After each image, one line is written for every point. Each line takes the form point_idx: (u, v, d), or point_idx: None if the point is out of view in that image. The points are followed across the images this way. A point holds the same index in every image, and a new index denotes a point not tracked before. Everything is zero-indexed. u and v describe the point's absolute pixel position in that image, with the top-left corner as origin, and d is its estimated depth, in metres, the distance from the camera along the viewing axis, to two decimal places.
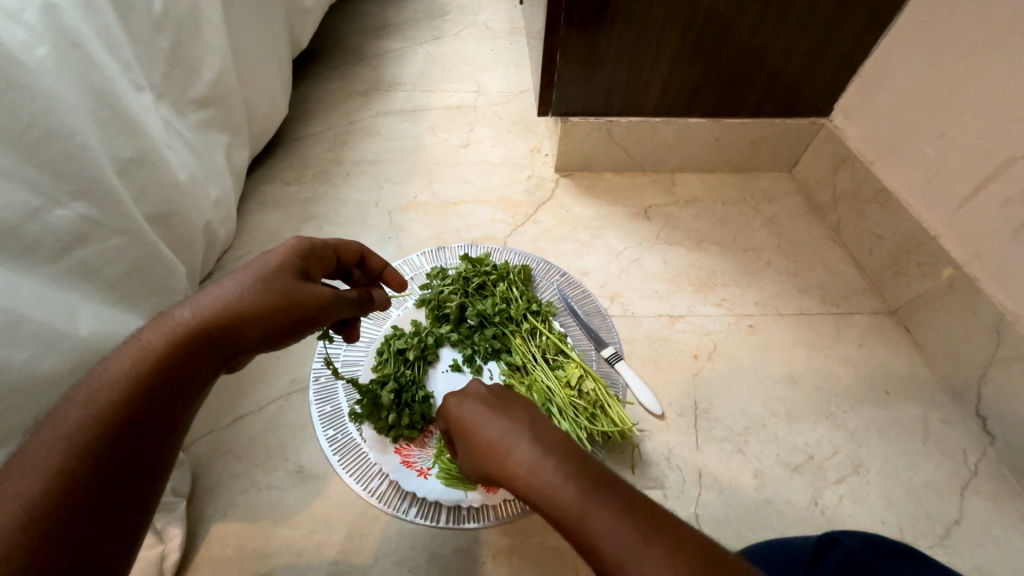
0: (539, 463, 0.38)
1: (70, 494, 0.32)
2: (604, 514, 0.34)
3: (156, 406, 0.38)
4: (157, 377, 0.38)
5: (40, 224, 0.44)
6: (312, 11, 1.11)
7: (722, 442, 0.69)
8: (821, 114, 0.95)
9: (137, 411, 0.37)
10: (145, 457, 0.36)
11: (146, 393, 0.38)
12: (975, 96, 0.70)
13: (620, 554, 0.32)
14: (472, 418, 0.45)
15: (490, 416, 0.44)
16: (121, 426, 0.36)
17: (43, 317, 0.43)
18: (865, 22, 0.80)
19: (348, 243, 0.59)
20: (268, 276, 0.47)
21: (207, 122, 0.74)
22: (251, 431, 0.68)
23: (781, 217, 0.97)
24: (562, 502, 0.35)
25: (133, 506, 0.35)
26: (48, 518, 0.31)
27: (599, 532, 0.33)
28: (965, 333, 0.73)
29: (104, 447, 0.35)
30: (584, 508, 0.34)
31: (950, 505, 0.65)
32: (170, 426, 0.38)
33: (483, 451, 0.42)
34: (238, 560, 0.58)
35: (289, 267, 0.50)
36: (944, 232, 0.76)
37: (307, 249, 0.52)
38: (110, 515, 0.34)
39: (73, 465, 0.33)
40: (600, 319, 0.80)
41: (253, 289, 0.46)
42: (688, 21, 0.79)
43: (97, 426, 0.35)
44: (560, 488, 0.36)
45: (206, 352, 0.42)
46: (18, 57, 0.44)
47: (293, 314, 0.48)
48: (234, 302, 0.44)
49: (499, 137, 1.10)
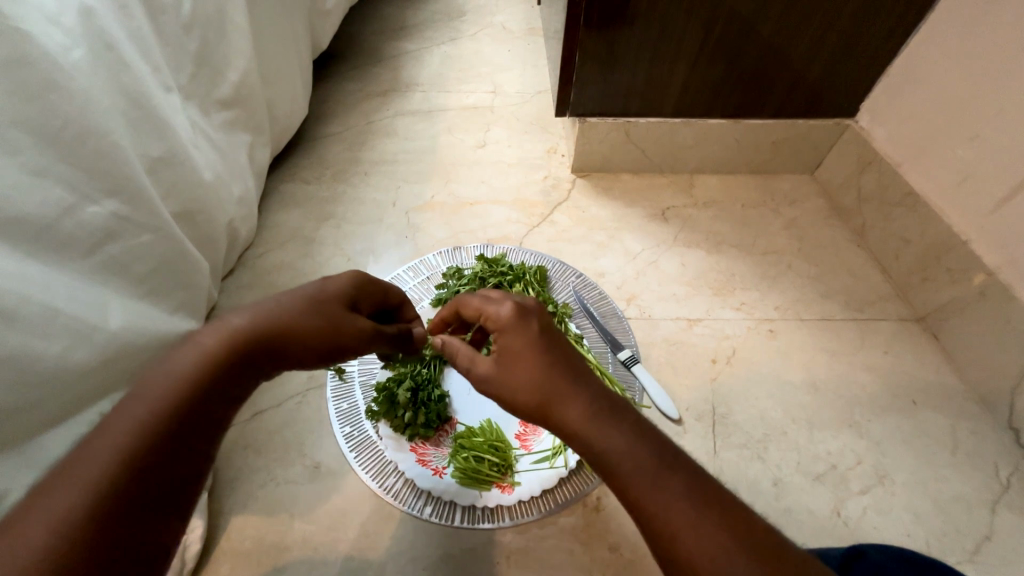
0: (603, 425, 0.39)
1: (127, 486, 0.34)
2: (673, 487, 0.36)
3: (208, 408, 0.39)
4: (209, 381, 0.40)
5: (74, 220, 0.45)
6: (333, 13, 1.12)
7: (741, 447, 0.68)
8: (846, 115, 0.93)
9: (189, 412, 0.38)
10: (193, 457, 0.38)
11: (199, 395, 0.39)
12: (1008, 98, 0.68)
13: (687, 520, 0.34)
14: (529, 344, 0.43)
15: (553, 347, 0.43)
16: (177, 427, 0.37)
17: (75, 311, 0.44)
18: (893, 21, 0.78)
19: (394, 287, 0.60)
20: (320, 297, 0.48)
21: (231, 121, 0.75)
22: (271, 426, 0.68)
23: (803, 220, 0.95)
24: (632, 460, 0.37)
25: (179, 504, 0.36)
26: (103, 514, 0.33)
27: (665, 497, 0.35)
28: (996, 342, 0.71)
29: (162, 445, 0.36)
30: (656, 472, 0.37)
31: (979, 519, 0.63)
32: (217, 428, 0.40)
33: (536, 382, 0.41)
34: (256, 554, 0.59)
35: (341, 296, 0.50)
36: (976, 237, 0.74)
37: (360, 285, 0.53)
38: (159, 512, 0.35)
39: (131, 462, 0.35)
40: (616, 320, 0.79)
41: (304, 309, 0.46)
42: (711, 20, 0.78)
43: (154, 425, 0.36)
44: (630, 448, 0.38)
45: (254, 360, 0.43)
46: (55, 58, 0.45)
47: (331, 341, 0.47)
48: (285, 317, 0.45)
49: (515, 137, 1.10)
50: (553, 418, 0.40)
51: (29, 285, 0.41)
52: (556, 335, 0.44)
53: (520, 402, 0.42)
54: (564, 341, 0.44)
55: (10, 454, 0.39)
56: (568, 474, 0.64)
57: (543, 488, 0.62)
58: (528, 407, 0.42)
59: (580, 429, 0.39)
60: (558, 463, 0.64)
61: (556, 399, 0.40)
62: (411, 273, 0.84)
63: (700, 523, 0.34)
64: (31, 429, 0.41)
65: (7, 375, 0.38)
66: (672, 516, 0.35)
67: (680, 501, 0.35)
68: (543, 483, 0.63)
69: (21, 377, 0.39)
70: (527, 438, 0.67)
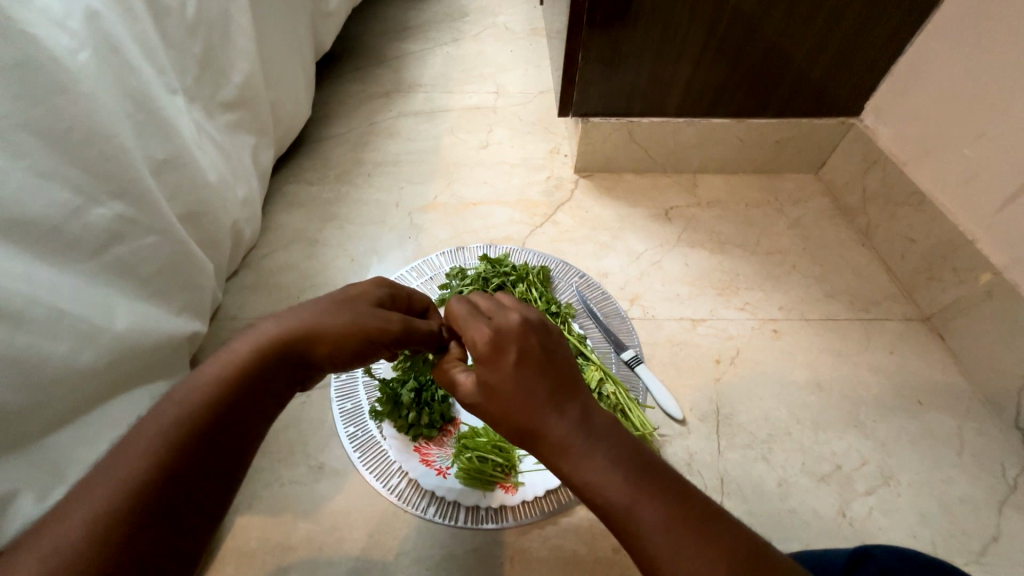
0: (584, 450, 0.36)
1: (158, 486, 0.35)
2: (657, 515, 0.34)
3: (238, 412, 0.40)
4: (239, 384, 0.40)
5: (81, 222, 0.46)
6: (337, 14, 1.12)
7: (745, 448, 0.68)
8: (849, 114, 0.93)
9: (220, 415, 0.39)
10: (224, 461, 0.38)
11: (228, 399, 0.40)
12: (1015, 96, 0.67)
13: (668, 548, 0.33)
14: (505, 363, 0.39)
15: (532, 363, 0.39)
16: (206, 429, 0.38)
17: (82, 313, 0.44)
18: (899, 18, 0.78)
19: (420, 291, 0.58)
20: (345, 301, 0.48)
21: (235, 123, 0.76)
22: (274, 426, 0.68)
23: (807, 220, 0.95)
24: (613, 488, 0.35)
25: (209, 507, 0.37)
26: (136, 512, 0.33)
27: (648, 524, 0.34)
28: (1003, 341, 0.70)
29: (194, 447, 0.37)
30: (634, 500, 0.35)
31: (986, 520, 0.63)
32: (247, 433, 0.40)
33: (513, 404, 0.38)
34: (261, 553, 0.59)
35: (366, 299, 0.49)
36: (982, 236, 0.73)
37: (385, 290, 0.53)
38: (191, 515, 0.36)
39: (163, 462, 0.35)
40: (620, 321, 0.79)
41: (330, 311, 0.46)
42: (714, 19, 0.78)
43: (185, 426, 0.37)
44: (608, 475, 0.35)
45: (278, 365, 0.43)
46: (62, 61, 0.45)
47: (360, 340, 0.46)
48: (311, 320, 0.45)
49: (518, 138, 1.10)
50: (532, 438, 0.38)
51: (36, 287, 0.41)
52: (534, 346, 0.40)
53: (499, 421, 0.39)
54: (544, 352, 0.40)
55: (19, 453, 0.40)
56: None
57: (546, 489, 0.63)
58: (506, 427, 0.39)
59: (558, 456, 0.37)
60: None
61: (534, 422, 0.37)
62: (415, 274, 0.84)
63: (683, 553, 0.33)
64: (39, 430, 0.41)
65: (16, 375, 0.39)
66: (655, 544, 0.34)
67: (662, 528, 0.34)
68: (546, 484, 0.63)
69: (30, 376, 0.40)
70: None
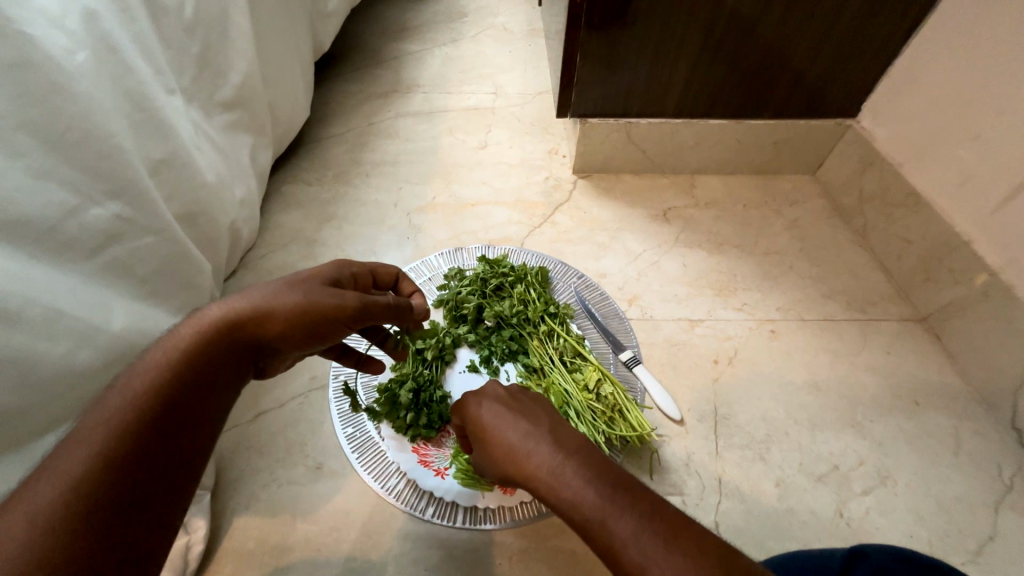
0: (556, 469, 0.38)
1: (111, 475, 0.34)
2: (624, 518, 0.35)
3: (187, 397, 0.39)
4: (186, 371, 0.40)
5: (77, 222, 0.46)
6: (336, 14, 1.12)
7: (743, 448, 0.68)
8: (846, 116, 0.93)
9: (169, 404, 0.38)
10: (180, 447, 0.38)
11: (174, 385, 0.39)
12: (1010, 99, 0.68)
13: (643, 560, 0.33)
14: (488, 417, 0.45)
15: (511, 415, 0.44)
16: (155, 417, 0.37)
17: (78, 314, 0.44)
18: (895, 21, 0.78)
19: (382, 265, 0.60)
20: (299, 280, 0.48)
21: (233, 123, 0.75)
22: (273, 427, 0.68)
23: (805, 221, 0.95)
24: (584, 500, 0.36)
25: (170, 492, 0.37)
26: (88, 509, 0.33)
27: (618, 529, 0.34)
28: (999, 342, 0.71)
29: (142, 440, 0.36)
30: (606, 513, 0.35)
31: (982, 520, 0.63)
32: (201, 417, 0.40)
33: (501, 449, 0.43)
34: (259, 554, 0.59)
35: (321, 277, 0.50)
36: (978, 238, 0.73)
37: (344, 270, 0.54)
38: (148, 505, 0.35)
39: (110, 456, 0.35)
40: (618, 321, 0.79)
41: (283, 291, 0.46)
42: (711, 21, 0.78)
43: (130, 418, 0.36)
44: (584, 490, 0.37)
45: (230, 349, 0.43)
46: (58, 61, 0.45)
47: (316, 317, 0.47)
48: (262, 302, 0.45)
49: (517, 138, 1.10)
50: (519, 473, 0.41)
51: (33, 287, 0.41)
52: (513, 402, 0.46)
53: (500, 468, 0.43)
54: (521, 404, 0.46)
55: (14, 455, 0.40)
56: None
57: None
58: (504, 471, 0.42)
59: (537, 481, 0.39)
60: None
61: (517, 455, 0.41)
62: (413, 274, 0.84)
63: (653, 554, 0.33)
64: (32, 431, 0.41)
65: (13, 375, 0.39)
66: (628, 548, 0.34)
67: (631, 530, 0.34)
68: None
69: (26, 379, 0.39)
70: None
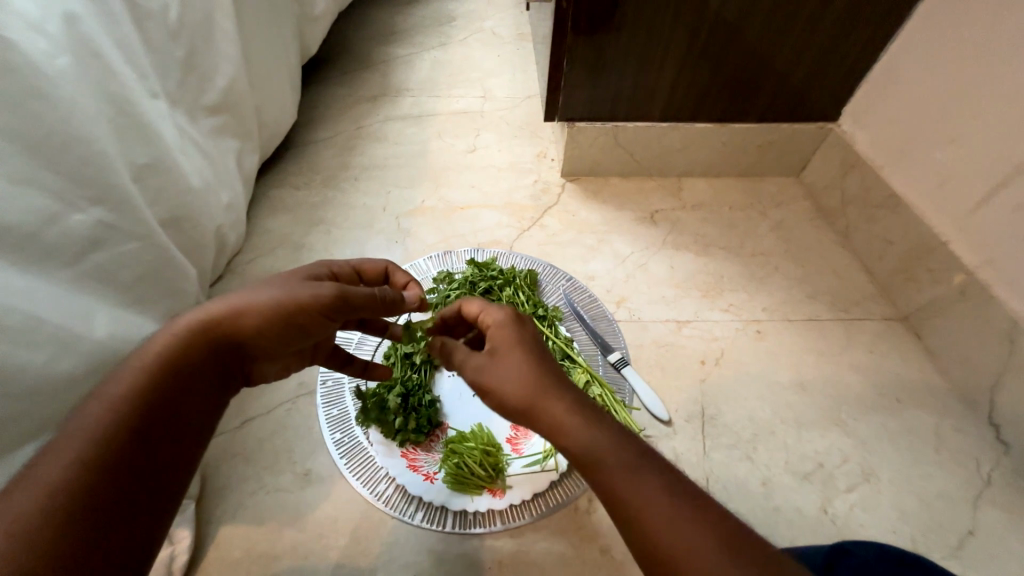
0: (583, 421, 0.41)
1: (92, 485, 0.36)
2: (643, 476, 0.39)
3: (164, 409, 0.42)
4: (163, 381, 0.42)
5: (59, 229, 0.45)
6: (323, 19, 1.12)
7: (730, 448, 0.69)
8: (829, 119, 0.95)
9: (147, 416, 0.40)
10: (158, 458, 0.40)
11: (153, 398, 0.41)
12: (986, 102, 0.69)
13: (652, 509, 0.38)
14: (512, 349, 0.46)
15: (538, 357, 0.45)
16: (134, 428, 0.40)
17: (59, 321, 0.44)
18: (874, 25, 0.80)
19: (368, 260, 0.59)
20: (273, 280, 0.49)
21: (219, 127, 0.75)
22: (260, 433, 0.68)
23: (789, 222, 0.97)
24: (610, 451, 0.40)
25: (148, 500, 0.39)
26: (71, 516, 0.35)
27: (636, 481, 0.38)
28: (977, 340, 0.72)
29: (122, 451, 0.38)
30: (626, 466, 0.39)
31: (962, 515, 0.64)
32: (177, 429, 0.42)
33: (519, 382, 0.43)
34: (245, 562, 0.58)
35: (298, 276, 0.51)
36: (955, 238, 0.75)
37: (324, 270, 0.54)
38: (127, 513, 0.38)
39: (90, 467, 0.37)
40: (606, 323, 0.80)
41: (257, 290, 0.47)
42: (696, 25, 0.79)
43: (110, 430, 0.39)
44: (610, 443, 0.40)
45: (204, 352, 0.44)
46: (38, 65, 0.45)
47: (292, 313, 0.46)
48: (235, 303, 0.45)
49: (505, 142, 1.10)
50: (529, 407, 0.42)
51: (12, 295, 0.40)
52: (541, 343, 0.48)
53: (502, 396, 0.44)
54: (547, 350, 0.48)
55: None
56: (558, 477, 0.64)
57: (534, 492, 0.63)
58: (508, 400, 0.43)
59: (558, 433, 0.41)
60: (549, 465, 0.64)
61: (535, 394, 0.42)
62: None
63: (663, 505, 0.38)
64: (11, 441, 0.40)
65: None
66: (640, 495, 0.38)
67: (647, 485, 0.38)
68: (534, 487, 0.63)
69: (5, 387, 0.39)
70: (518, 442, 0.67)
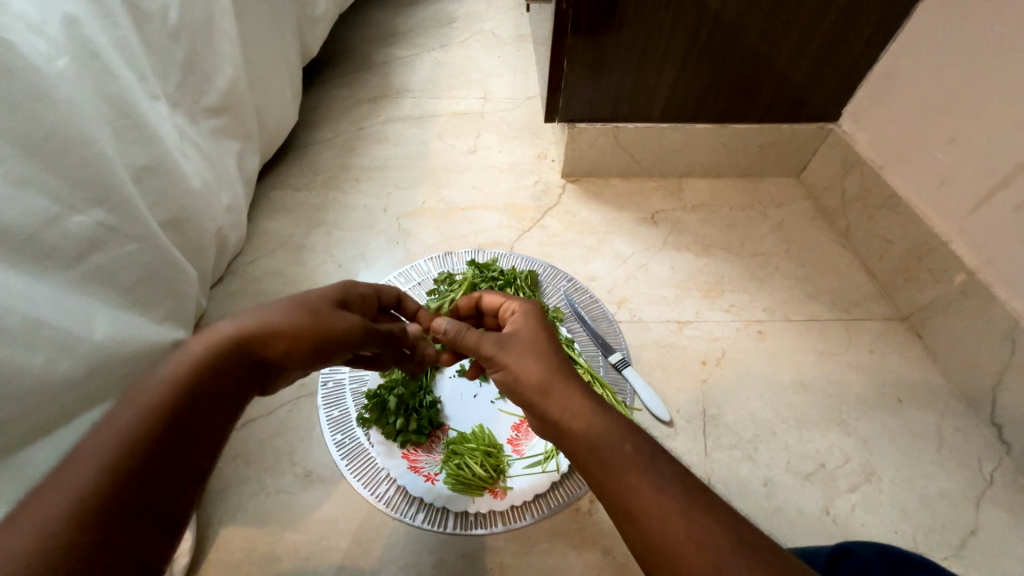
0: (588, 407, 0.43)
1: (119, 485, 0.34)
2: (641, 462, 0.39)
3: (198, 408, 0.39)
4: (198, 383, 0.40)
5: (58, 230, 0.45)
6: (323, 20, 1.12)
7: (731, 449, 0.69)
8: (829, 120, 0.95)
9: (179, 415, 0.38)
10: (192, 458, 0.38)
11: (187, 396, 0.39)
12: (986, 101, 0.69)
13: (654, 493, 0.38)
14: (530, 339, 0.48)
15: (550, 351, 0.47)
16: (166, 427, 0.37)
17: (58, 323, 0.44)
18: (874, 25, 0.80)
19: (388, 286, 0.62)
20: (306, 301, 0.49)
21: (219, 128, 0.75)
22: (261, 435, 0.68)
23: (789, 223, 0.96)
24: (611, 437, 0.41)
25: (177, 503, 0.36)
26: (96, 519, 0.32)
27: (636, 465, 0.39)
28: (978, 339, 0.72)
29: (150, 450, 0.36)
30: (628, 452, 0.40)
31: (964, 515, 0.64)
32: (211, 429, 0.39)
33: (536, 369, 0.45)
34: (245, 564, 0.58)
35: (328, 298, 0.51)
36: (956, 237, 0.75)
37: (351, 293, 0.55)
38: (155, 517, 0.35)
39: (119, 467, 0.34)
40: (607, 324, 0.80)
41: (296, 313, 0.47)
42: (696, 25, 0.79)
43: (142, 429, 0.36)
44: (612, 429, 0.41)
45: (239, 365, 0.43)
46: (38, 66, 0.45)
47: (326, 342, 0.48)
48: (274, 322, 0.45)
49: (505, 143, 1.11)
50: (544, 386, 0.44)
51: (11, 296, 0.40)
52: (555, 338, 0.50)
53: (517, 378, 0.46)
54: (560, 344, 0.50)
55: None
56: (559, 478, 0.64)
57: (535, 493, 0.62)
58: (523, 384, 0.46)
59: (573, 418, 0.42)
60: (550, 467, 0.64)
61: (551, 380, 0.44)
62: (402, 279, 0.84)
63: (662, 489, 0.38)
64: (9, 444, 0.40)
65: None
66: (641, 480, 0.39)
67: (647, 471, 0.39)
68: (535, 488, 0.63)
69: (5, 390, 0.39)
70: (519, 443, 0.67)
